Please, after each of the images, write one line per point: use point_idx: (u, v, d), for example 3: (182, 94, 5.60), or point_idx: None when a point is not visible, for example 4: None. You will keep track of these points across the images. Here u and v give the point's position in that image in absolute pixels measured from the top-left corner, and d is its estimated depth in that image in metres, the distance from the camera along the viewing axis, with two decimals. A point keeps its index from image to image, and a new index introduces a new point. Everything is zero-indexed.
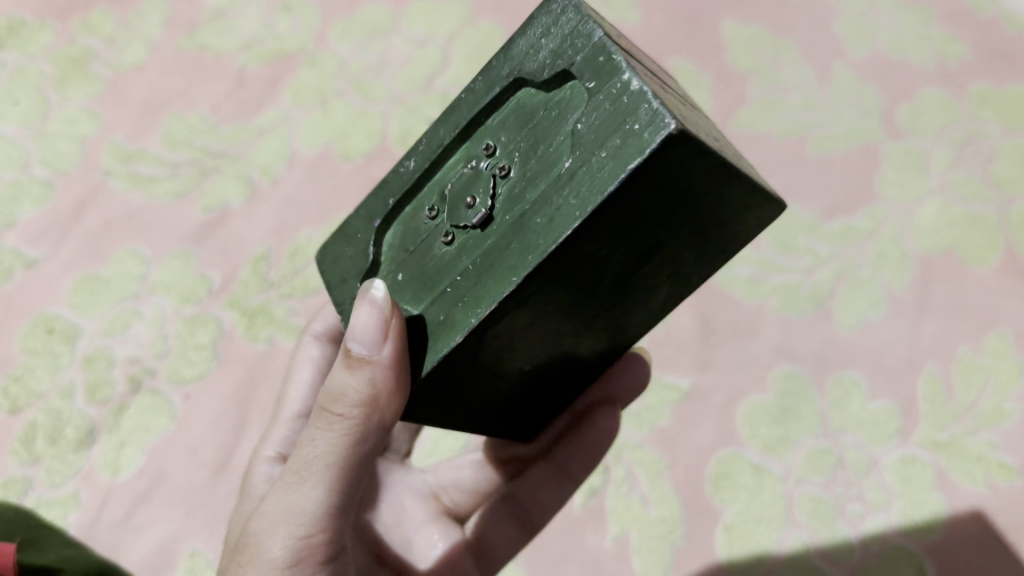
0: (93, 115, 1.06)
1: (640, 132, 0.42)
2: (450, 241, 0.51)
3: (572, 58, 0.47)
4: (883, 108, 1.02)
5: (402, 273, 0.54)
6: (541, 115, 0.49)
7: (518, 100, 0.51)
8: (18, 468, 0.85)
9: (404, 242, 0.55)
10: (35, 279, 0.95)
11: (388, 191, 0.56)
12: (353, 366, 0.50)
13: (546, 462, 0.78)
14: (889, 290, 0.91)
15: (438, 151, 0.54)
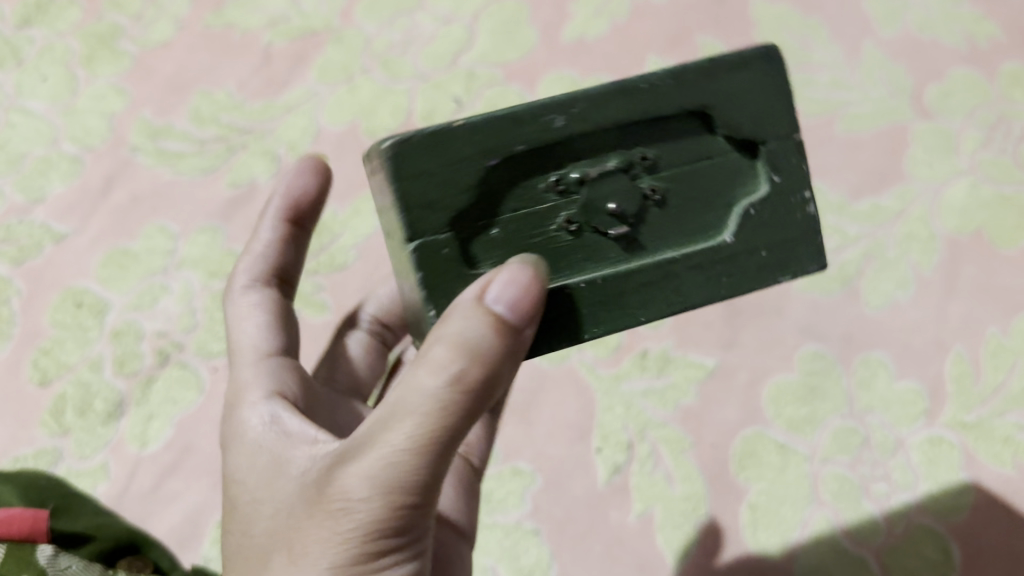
0: (121, 92, 1.07)
1: (805, 259, 0.56)
2: (575, 229, 0.54)
3: (768, 135, 0.54)
4: (912, 88, 1.00)
5: (495, 229, 0.53)
6: (708, 159, 0.55)
7: (680, 128, 0.54)
8: (48, 439, 0.86)
9: (524, 199, 0.53)
10: (63, 253, 0.96)
11: (515, 134, 0.51)
12: (478, 318, 0.44)
13: None
14: (917, 270, 0.91)
15: (593, 127, 0.52)
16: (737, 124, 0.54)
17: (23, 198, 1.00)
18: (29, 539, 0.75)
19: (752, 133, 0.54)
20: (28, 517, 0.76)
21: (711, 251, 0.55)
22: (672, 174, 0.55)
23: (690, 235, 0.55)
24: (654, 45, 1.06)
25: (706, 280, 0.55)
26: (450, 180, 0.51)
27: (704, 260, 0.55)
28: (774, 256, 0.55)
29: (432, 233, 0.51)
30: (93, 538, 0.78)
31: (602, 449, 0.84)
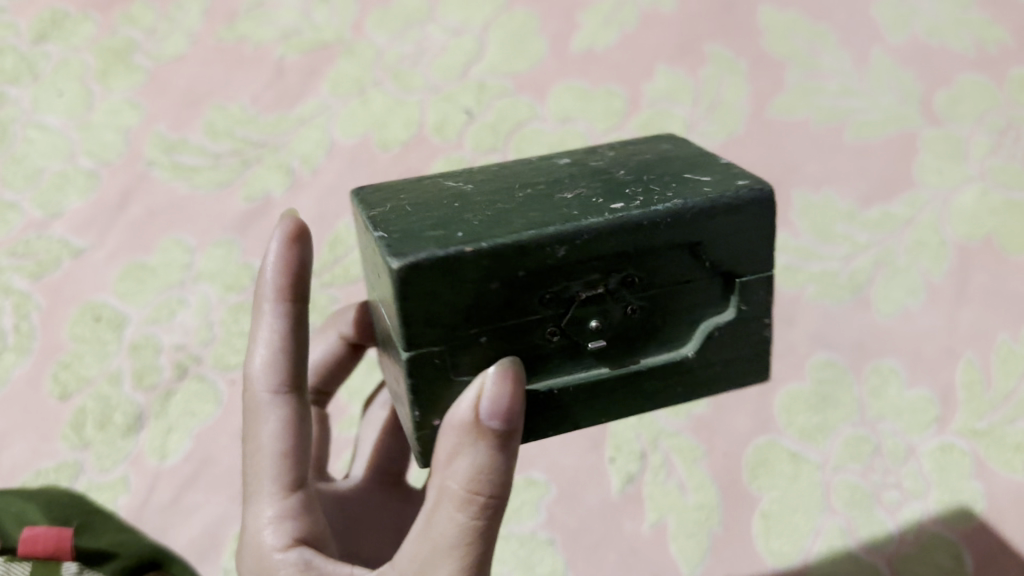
0: (136, 106, 1.08)
1: (748, 367, 0.59)
2: (557, 340, 0.54)
3: (744, 270, 0.55)
4: (921, 94, 1.01)
5: (485, 336, 0.52)
6: (640, 273, 0.53)
7: (671, 253, 0.53)
8: (69, 452, 0.87)
9: (501, 312, 0.52)
10: (81, 268, 0.97)
11: (520, 262, 0.50)
12: (471, 437, 0.50)
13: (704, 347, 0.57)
14: (927, 277, 0.91)
15: (593, 257, 0.51)
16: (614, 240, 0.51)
17: (41, 213, 1.02)
18: (54, 557, 0.79)
19: (732, 269, 0.55)
20: (53, 536, 0.80)
21: (674, 362, 0.57)
22: (653, 293, 0.54)
23: (651, 345, 0.57)
24: (664, 54, 1.06)
25: (662, 388, 0.57)
26: (451, 302, 0.50)
27: (665, 370, 0.57)
28: (722, 367, 0.58)
29: (426, 345, 0.51)
30: (116, 554, 0.81)
31: (616, 459, 0.86)
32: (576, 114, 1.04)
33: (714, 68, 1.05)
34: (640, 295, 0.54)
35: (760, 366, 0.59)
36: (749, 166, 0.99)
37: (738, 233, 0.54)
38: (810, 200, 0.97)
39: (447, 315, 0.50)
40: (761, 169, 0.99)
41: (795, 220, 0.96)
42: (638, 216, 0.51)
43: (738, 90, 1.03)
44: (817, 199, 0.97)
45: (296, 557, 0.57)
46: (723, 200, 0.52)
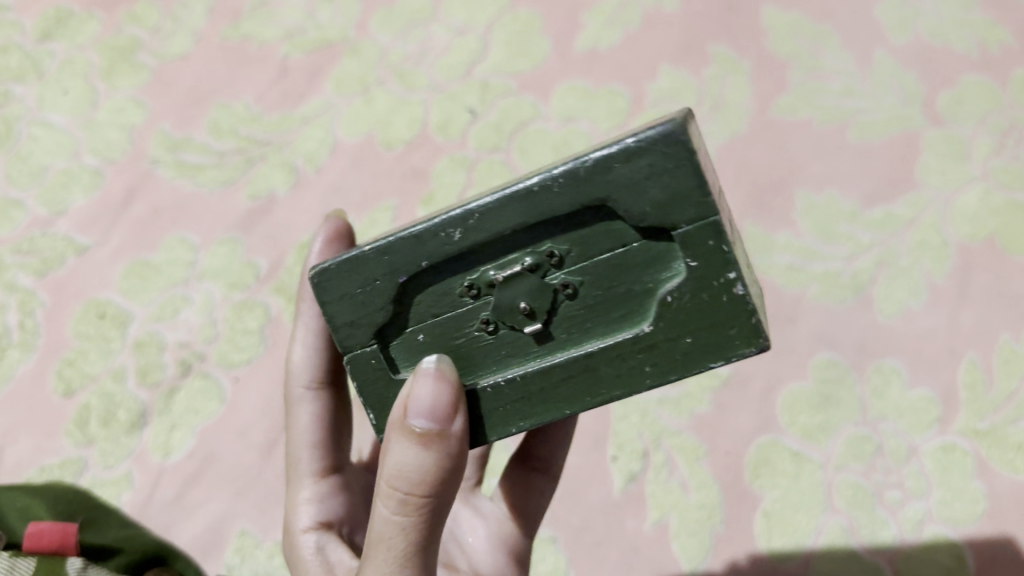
0: (140, 104, 1.09)
1: (733, 339, 0.48)
2: (493, 330, 0.53)
3: (679, 219, 0.47)
4: (924, 95, 1.01)
5: (422, 334, 0.54)
6: (560, 251, 0.50)
7: (586, 216, 0.48)
8: (73, 449, 0.88)
9: (429, 306, 0.53)
10: (86, 265, 0.98)
11: (420, 252, 0.51)
12: (404, 436, 0.48)
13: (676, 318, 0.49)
14: (930, 277, 0.91)
15: (493, 238, 0.50)
16: (511, 221, 0.49)
17: (46, 211, 1.02)
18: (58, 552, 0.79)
19: (657, 222, 0.47)
20: (58, 532, 0.79)
21: (631, 341, 0.50)
22: (584, 267, 0.50)
23: (608, 324, 0.51)
24: (667, 54, 1.06)
25: (625, 370, 0.51)
26: (367, 301, 0.53)
27: (625, 351, 0.50)
28: (703, 342, 0.49)
29: (359, 345, 0.54)
30: (121, 550, 0.81)
31: (618, 457, 0.87)
32: (580, 113, 1.03)
33: (717, 68, 1.05)
34: (574, 271, 0.50)
35: (751, 337, 0.48)
36: (752, 166, 1.00)
37: (652, 178, 0.46)
38: (812, 200, 0.97)
39: (373, 316, 0.53)
40: (764, 169, 0.99)
41: (797, 220, 0.96)
42: (525, 184, 0.48)
43: (741, 90, 1.03)
44: (820, 199, 0.97)
45: (310, 541, 0.66)
46: (614, 149, 0.46)
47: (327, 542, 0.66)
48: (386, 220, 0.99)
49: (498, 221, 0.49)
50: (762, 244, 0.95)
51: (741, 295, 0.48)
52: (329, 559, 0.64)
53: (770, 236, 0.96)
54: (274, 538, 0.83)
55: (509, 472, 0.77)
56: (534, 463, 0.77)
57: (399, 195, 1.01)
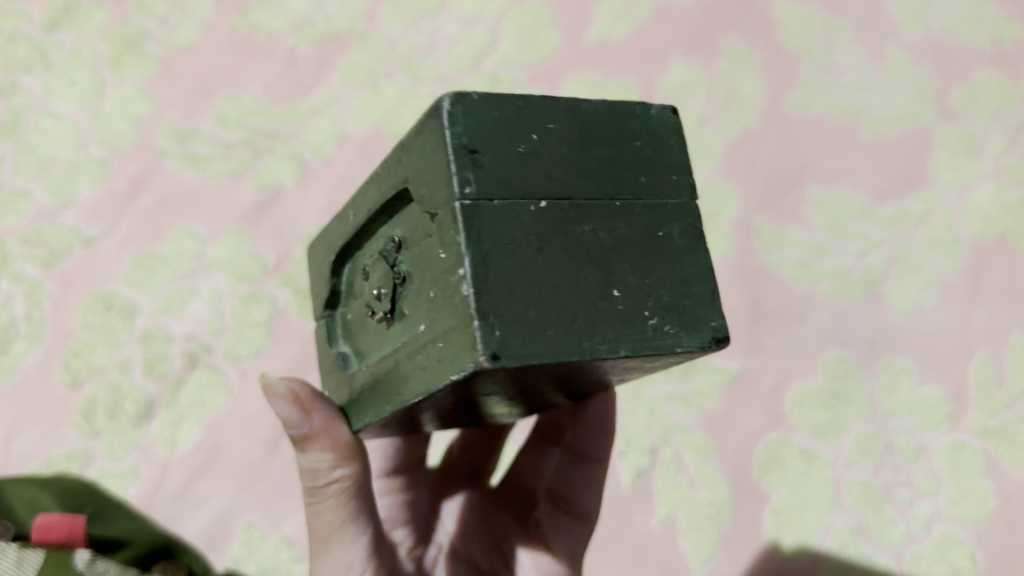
0: (147, 95, 1.08)
1: (462, 349, 0.41)
2: (372, 316, 0.53)
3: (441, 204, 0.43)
4: (937, 90, 1.00)
5: (349, 313, 0.58)
6: (399, 238, 0.50)
7: (416, 201, 0.49)
8: (79, 440, 0.87)
9: (356, 286, 0.58)
10: (93, 257, 0.98)
11: (340, 231, 0.58)
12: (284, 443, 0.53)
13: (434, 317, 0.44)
14: (941, 275, 0.91)
15: (368, 218, 0.53)
16: (373, 202, 0.52)
17: (52, 201, 1.02)
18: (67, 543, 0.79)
19: (430, 205, 0.44)
20: (65, 524, 0.79)
21: (415, 341, 0.46)
22: (414, 256, 0.49)
23: (419, 319, 0.47)
24: (678, 47, 1.05)
25: (412, 374, 0.46)
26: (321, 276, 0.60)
27: (412, 350, 0.46)
28: (449, 348, 0.42)
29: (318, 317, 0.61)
30: (128, 542, 0.81)
31: (627, 453, 0.85)
32: None
33: (728, 62, 1.04)
34: (406, 260, 0.49)
35: (469, 349, 0.40)
36: (763, 161, 0.98)
37: (429, 158, 0.45)
38: (824, 195, 0.96)
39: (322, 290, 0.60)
40: (776, 163, 0.98)
41: (809, 216, 0.95)
42: (379, 168, 0.51)
43: (752, 84, 1.03)
44: (831, 195, 0.96)
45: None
46: (415, 130, 0.47)
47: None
48: None
49: (366, 203, 0.53)
50: (774, 239, 0.94)
51: (466, 298, 0.40)
52: None
53: (781, 231, 0.95)
54: (281, 532, 0.84)
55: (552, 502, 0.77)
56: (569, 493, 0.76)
57: None
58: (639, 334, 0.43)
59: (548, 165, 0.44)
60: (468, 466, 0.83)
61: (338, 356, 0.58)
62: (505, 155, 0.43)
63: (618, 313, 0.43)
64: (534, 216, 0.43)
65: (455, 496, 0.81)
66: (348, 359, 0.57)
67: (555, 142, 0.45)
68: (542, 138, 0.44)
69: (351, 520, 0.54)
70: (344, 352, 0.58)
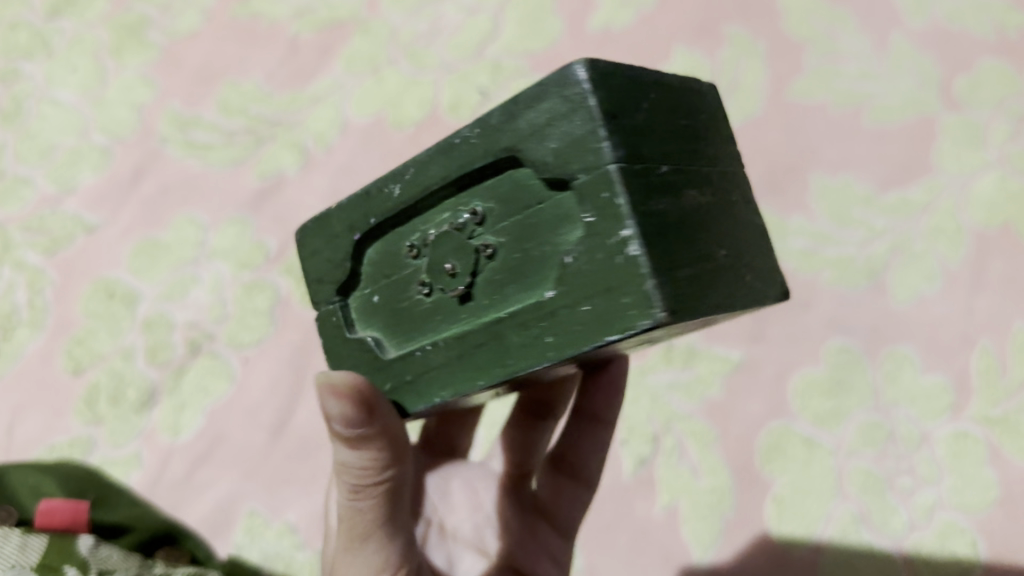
0: (149, 82, 1.08)
1: (628, 308, 0.44)
2: (428, 293, 0.54)
3: (577, 169, 0.46)
4: (940, 79, 0.99)
5: (376, 296, 0.57)
6: (479, 210, 0.51)
7: (506, 172, 0.50)
8: (82, 427, 0.88)
9: (382, 267, 0.57)
10: (95, 244, 0.98)
11: (367, 209, 0.56)
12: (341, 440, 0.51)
13: (575, 281, 0.46)
14: (944, 264, 0.90)
15: (424, 193, 0.53)
16: (439, 174, 0.52)
17: (54, 189, 1.02)
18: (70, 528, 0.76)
19: (556, 172, 0.46)
20: (70, 508, 0.77)
21: (535, 309, 0.48)
22: (504, 228, 0.50)
23: (523, 286, 0.49)
24: (681, 35, 1.05)
25: (533, 341, 0.48)
26: (332, 259, 0.59)
27: (529, 318, 0.48)
28: (600, 310, 0.45)
29: (328, 301, 0.60)
30: (131, 529, 0.79)
31: (629, 441, 0.87)
32: None
33: (731, 51, 1.04)
34: (491, 232, 0.50)
35: (643, 306, 0.43)
36: (767, 150, 0.99)
37: (552, 125, 0.46)
38: (828, 183, 0.96)
39: (338, 272, 0.59)
40: (779, 152, 0.99)
41: (812, 203, 0.96)
42: (450, 142, 0.51)
43: (756, 72, 1.02)
44: (834, 182, 0.96)
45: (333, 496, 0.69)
46: (519, 100, 0.48)
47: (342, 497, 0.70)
48: None
49: (429, 175, 0.52)
50: (777, 228, 0.95)
51: (636, 257, 0.43)
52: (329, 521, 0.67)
53: (784, 220, 0.95)
54: (283, 519, 0.83)
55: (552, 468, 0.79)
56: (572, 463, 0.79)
57: None
58: (739, 289, 0.49)
59: (661, 135, 0.47)
60: (449, 439, 0.82)
61: (370, 342, 0.57)
62: (633, 122, 0.46)
63: (727, 273, 0.48)
64: (661, 182, 0.46)
65: (441, 471, 0.79)
66: (382, 344, 0.57)
67: (661, 115, 0.48)
68: (650, 108, 0.47)
69: (382, 521, 0.55)
70: (374, 336, 0.57)
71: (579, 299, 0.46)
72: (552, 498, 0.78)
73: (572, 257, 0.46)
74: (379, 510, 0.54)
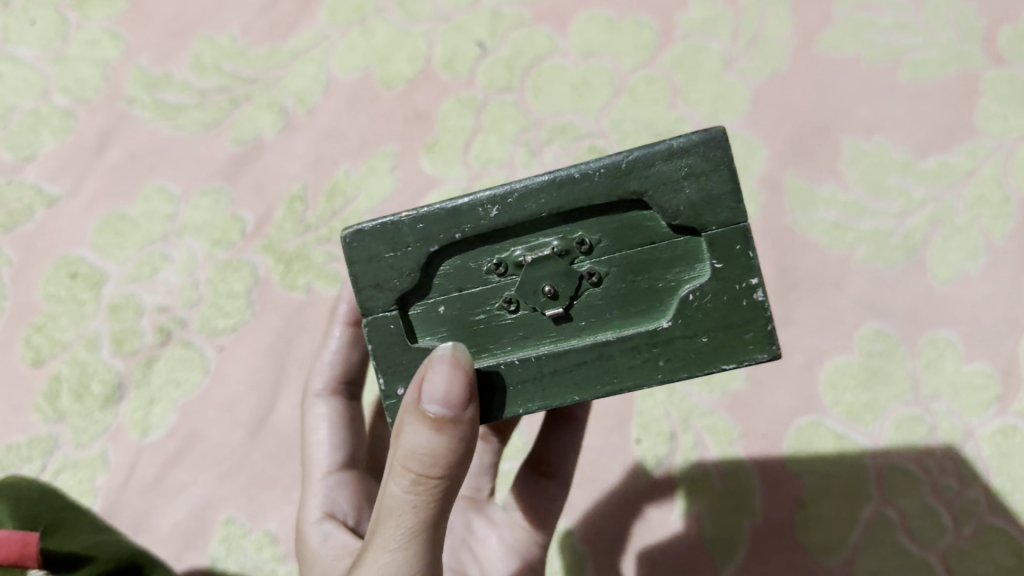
0: (116, 37, 0.97)
1: (748, 343, 0.46)
2: (515, 312, 0.48)
3: (710, 220, 0.45)
4: (984, 29, 0.89)
5: (444, 306, 0.49)
6: (591, 236, 0.47)
7: (621, 209, 0.46)
8: (43, 425, 0.81)
9: (452, 282, 0.48)
10: (56, 219, 0.89)
11: (456, 221, 0.47)
12: (418, 420, 0.43)
13: (695, 312, 0.46)
14: (988, 237, 0.81)
15: (530, 218, 0.46)
16: (553, 198, 0.46)
17: (11, 157, 0.92)
18: (18, 563, 0.64)
19: (689, 222, 0.45)
20: (18, 540, 0.64)
21: (648, 335, 0.46)
22: (615, 258, 0.47)
23: (629, 315, 0.47)
24: None
25: (639, 365, 0.46)
26: (394, 265, 0.47)
27: (639, 342, 0.46)
28: (719, 343, 0.46)
29: (380, 309, 0.48)
30: (92, 558, 0.68)
31: (642, 440, 0.79)
32: (600, 47, 0.93)
33: None
34: (598, 262, 0.47)
35: (764, 341, 0.46)
36: (794, 109, 0.89)
37: (690, 178, 0.45)
38: (861, 147, 0.87)
39: (398, 279, 0.48)
40: (806, 112, 0.89)
41: (843, 170, 0.86)
42: (569, 169, 0.46)
43: (781, 22, 0.92)
44: (868, 147, 0.87)
45: (319, 531, 0.59)
46: (658, 146, 0.45)
47: (335, 532, 0.58)
48: (384, 169, 0.90)
49: (537, 196, 0.46)
50: (806, 199, 0.85)
51: (763, 300, 0.46)
52: (333, 542, 0.57)
53: (813, 189, 0.86)
54: (263, 528, 0.77)
55: (520, 479, 0.71)
56: (544, 469, 0.71)
57: (400, 139, 0.91)
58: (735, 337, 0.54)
59: None
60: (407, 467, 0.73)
61: None
62: None
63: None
64: None
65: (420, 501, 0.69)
66: None
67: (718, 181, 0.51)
68: None
69: (430, 527, 0.44)
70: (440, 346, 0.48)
71: (698, 333, 0.46)
72: (525, 511, 0.69)
73: (696, 292, 0.46)
74: (434, 509, 0.44)
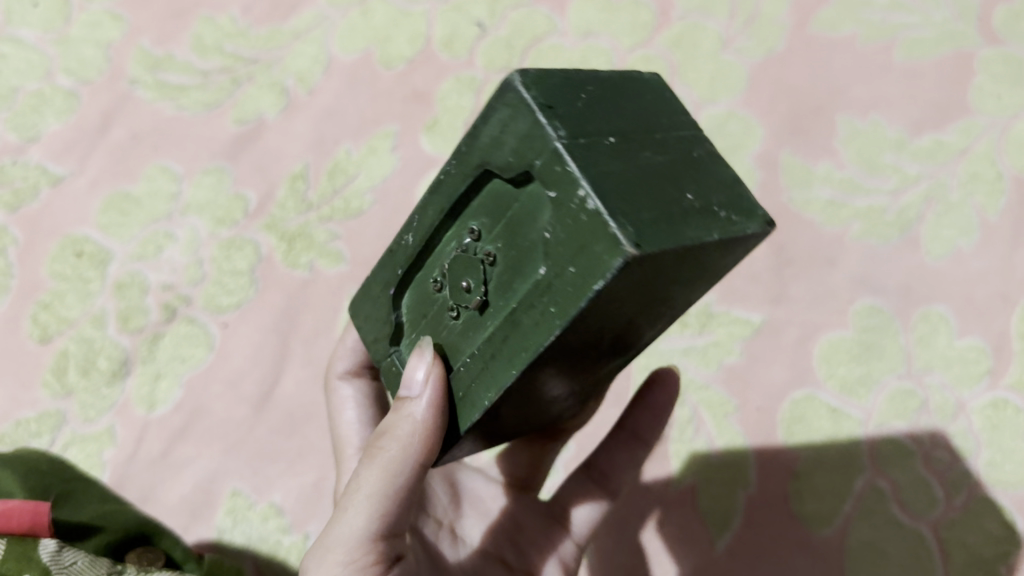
0: (117, 18, 0.99)
1: (601, 255, 0.39)
2: (457, 315, 0.49)
3: (533, 159, 0.42)
4: (978, 8, 0.90)
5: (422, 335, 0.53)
6: (476, 226, 0.48)
7: (492, 189, 0.47)
8: (50, 401, 0.82)
9: (419, 310, 0.53)
10: (61, 198, 0.90)
11: (394, 261, 0.53)
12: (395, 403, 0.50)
13: (558, 251, 0.42)
14: (982, 214, 0.82)
15: (433, 230, 0.50)
16: (436, 211, 0.50)
17: (16, 137, 0.93)
18: (30, 533, 0.64)
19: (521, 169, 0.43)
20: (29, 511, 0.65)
21: (535, 287, 0.43)
22: (496, 236, 0.47)
23: (516, 277, 0.45)
24: None
25: (539, 319, 0.43)
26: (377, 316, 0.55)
27: (531, 299, 0.43)
28: (582, 269, 0.40)
29: (384, 357, 0.55)
30: (101, 528, 0.70)
31: None
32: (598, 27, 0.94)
33: None
34: (490, 244, 0.47)
35: (613, 247, 0.38)
36: (789, 88, 0.90)
37: (506, 130, 0.44)
38: (856, 126, 0.87)
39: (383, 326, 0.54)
40: (802, 91, 0.90)
41: (839, 148, 0.87)
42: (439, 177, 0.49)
43: (778, 2, 0.93)
44: (864, 126, 0.87)
45: None
46: (479, 122, 0.46)
47: None
48: (384, 148, 0.91)
49: (430, 216, 0.50)
50: (801, 175, 0.86)
51: (595, 208, 0.39)
52: None
53: (809, 167, 0.87)
54: (268, 500, 0.78)
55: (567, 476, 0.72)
56: None
57: (400, 118, 0.92)
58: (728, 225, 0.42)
59: (616, 108, 0.44)
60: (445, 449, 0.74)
61: None
62: (571, 105, 0.43)
63: (693, 200, 0.41)
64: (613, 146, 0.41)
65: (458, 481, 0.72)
66: None
67: (632, 96, 0.45)
68: (596, 90, 0.44)
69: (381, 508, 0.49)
70: None
71: (567, 266, 0.41)
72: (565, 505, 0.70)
73: (552, 230, 0.42)
74: (385, 489, 0.48)
